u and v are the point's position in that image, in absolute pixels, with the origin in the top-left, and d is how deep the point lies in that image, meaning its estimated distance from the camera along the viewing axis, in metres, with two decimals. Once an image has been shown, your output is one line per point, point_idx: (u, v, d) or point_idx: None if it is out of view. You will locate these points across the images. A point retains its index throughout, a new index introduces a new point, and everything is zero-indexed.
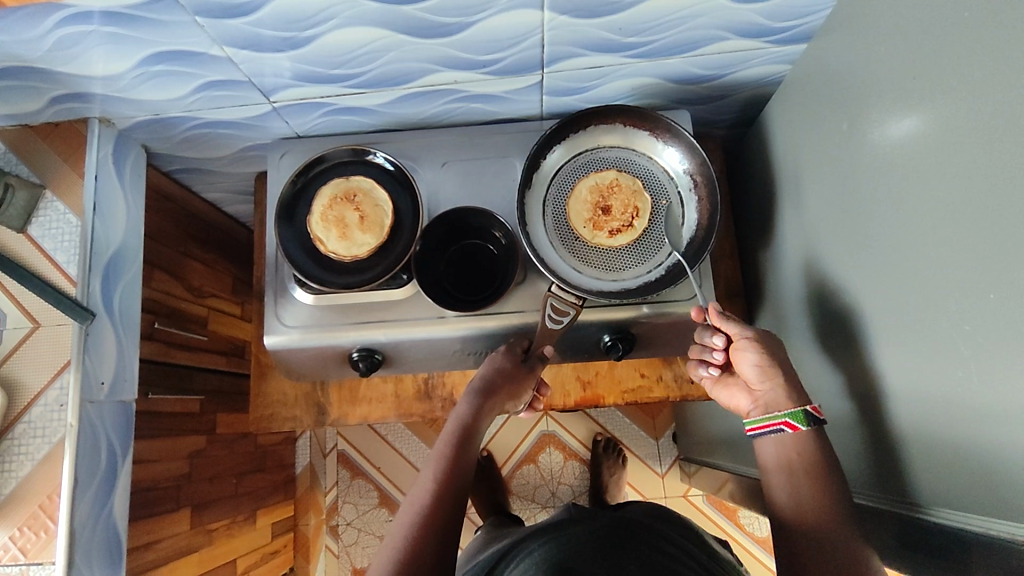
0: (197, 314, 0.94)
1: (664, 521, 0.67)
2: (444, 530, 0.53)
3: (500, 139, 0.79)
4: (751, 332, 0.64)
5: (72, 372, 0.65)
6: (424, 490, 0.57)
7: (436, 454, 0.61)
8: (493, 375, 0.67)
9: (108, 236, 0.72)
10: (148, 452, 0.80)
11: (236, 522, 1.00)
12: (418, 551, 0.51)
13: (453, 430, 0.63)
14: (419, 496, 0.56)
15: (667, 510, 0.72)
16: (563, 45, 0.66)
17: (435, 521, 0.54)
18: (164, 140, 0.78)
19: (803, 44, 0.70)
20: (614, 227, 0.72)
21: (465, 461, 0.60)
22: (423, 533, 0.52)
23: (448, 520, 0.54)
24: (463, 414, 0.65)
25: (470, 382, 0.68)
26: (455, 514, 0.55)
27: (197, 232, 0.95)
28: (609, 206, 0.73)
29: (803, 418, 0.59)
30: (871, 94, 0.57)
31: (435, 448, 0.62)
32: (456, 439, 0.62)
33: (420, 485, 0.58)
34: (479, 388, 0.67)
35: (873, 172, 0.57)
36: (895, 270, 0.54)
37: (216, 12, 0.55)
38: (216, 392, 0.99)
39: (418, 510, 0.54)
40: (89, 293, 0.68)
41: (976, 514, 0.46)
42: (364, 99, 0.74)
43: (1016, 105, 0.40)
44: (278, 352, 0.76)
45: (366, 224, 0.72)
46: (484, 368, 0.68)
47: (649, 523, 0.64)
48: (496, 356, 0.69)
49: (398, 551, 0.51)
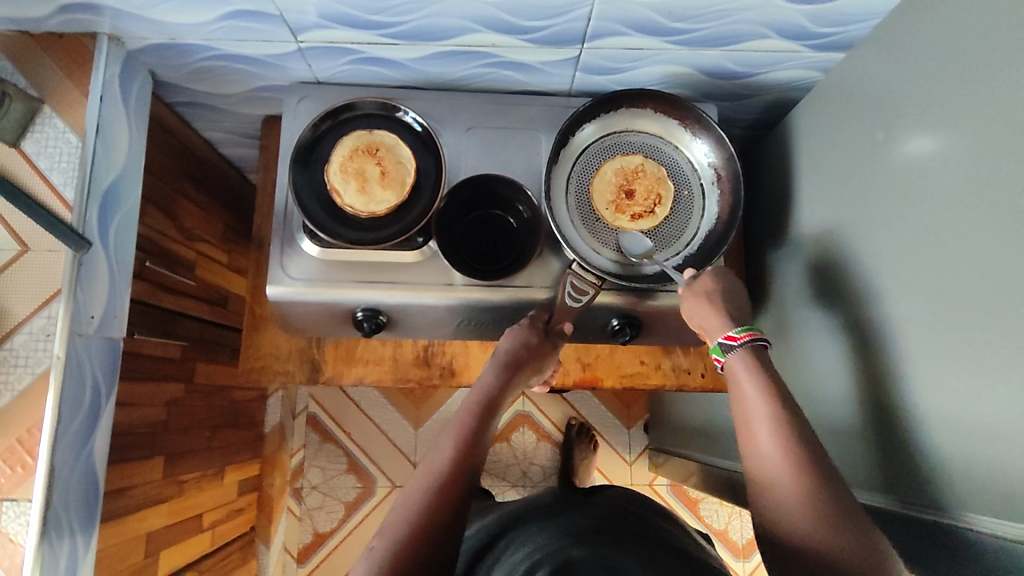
0: (186, 257, 0.90)
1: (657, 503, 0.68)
2: (458, 503, 0.51)
3: (527, 110, 0.78)
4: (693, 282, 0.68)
5: (62, 302, 0.61)
6: (440, 457, 0.54)
7: (456, 421, 0.58)
8: (518, 350, 0.65)
9: (109, 162, 0.67)
10: (129, 394, 0.76)
11: (206, 476, 0.97)
12: (432, 522, 0.49)
13: (476, 401, 0.60)
14: (434, 462, 0.54)
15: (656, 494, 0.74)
16: (609, 22, 0.65)
17: (451, 491, 0.52)
18: (174, 68, 0.73)
19: (839, 52, 0.70)
20: (635, 211, 0.72)
21: (485, 433, 0.58)
22: (438, 502, 0.51)
23: (465, 490, 0.52)
24: (487, 385, 0.62)
25: (494, 352, 0.65)
26: (473, 486, 0.53)
27: (193, 172, 0.90)
28: (633, 191, 0.73)
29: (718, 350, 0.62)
30: (908, 104, 0.58)
31: (455, 414, 0.59)
32: (478, 410, 0.60)
33: (436, 451, 0.55)
34: (504, 361, 0.64)
35: (903, 182, 0.58)
36: (915, 281, 0.56)
37: None
38: (198, 341, 0.95)
39: (433, 476, 0.52)
40: (86, 221, 0.64)
41: (983, 518, 0.48)
42: (395, 52, 0.71)
43: None
44: (279, 304, 0.73)
45: (387, 181, 0.70)
46: (508, 340, 0.66)
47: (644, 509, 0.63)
48: (520, 330, 0.67)
49: (410, 518, 0.50)
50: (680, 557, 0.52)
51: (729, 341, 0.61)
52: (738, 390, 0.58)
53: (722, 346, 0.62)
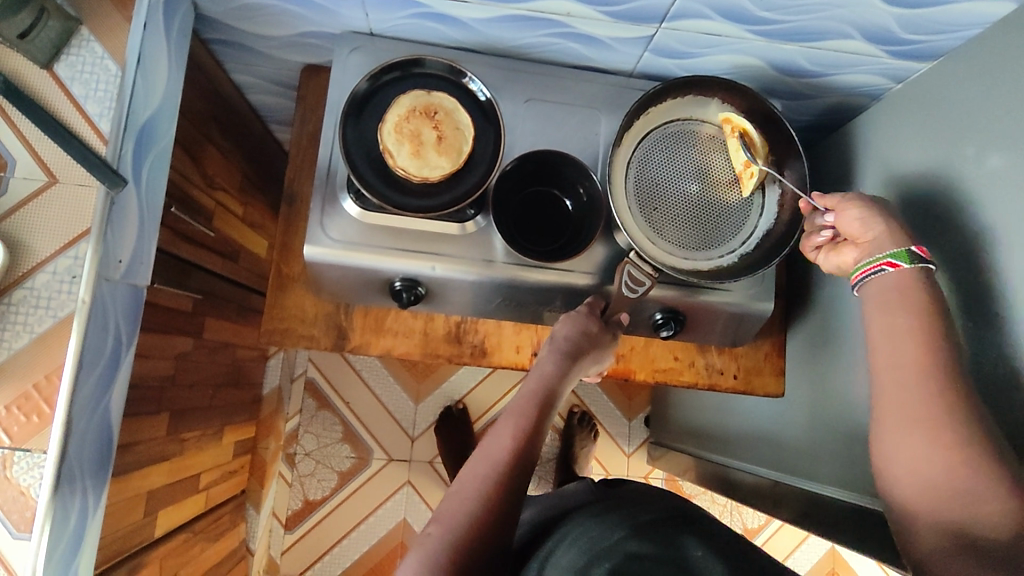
0: (206, 206, 0.85)
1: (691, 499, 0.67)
2: (511, 507, 0.49)
3: (588, 88, 0.75)
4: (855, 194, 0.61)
5: (90, 243, 0.57)
6: (495, 450, 0.51)
7: (510, 415, 0.54)
8: (578, 339, 0.60)
9: (147, 96, 0.62)
10: (143, 346, 0.71)
11: (206, 436, 0.93)
12: (483, 521, 0.47)
13: (534, 391, 0.57)
14: (488, 454, 0.51)
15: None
16: (696, 3, 0.62)
17: (505, 489, 0.49)
18: (220, 2, 0.68)
19: (920, 61, 0.68)
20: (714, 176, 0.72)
21: (542, 427, 0.54)
22: (491, 504, 0.48)
23: (518, 488, 0.50)
24: (546, 373, 0.58)
25: (553, 338, 0.61)
26: (526, 483, 0.51)
27: (220, 116, 0.85)
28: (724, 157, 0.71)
29: (907, 256, 0.55)
30: (1016, 120, 0.56)
31: (510, 403, 0.56)
32: (535, 401, 0.56)
33: (490, 442, 0.52)
34: (563, 350, 0.60)
35: (1003, 202, 0.57)
36: (1012, 304, 0.54)
37: None
38: (209, 295, 0.90)
39: (488, 477, 0.49)
40: (121, 156, 0.59)
41: None
42: (463, 10, 0.67)
43: None
44: (314, 266, 0.69)
45: (443, 146, 0.66)
46: (567, 326, 0.62)
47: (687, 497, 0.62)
48: (579, 317, 0.62)
49: (460, 515, 0.47)
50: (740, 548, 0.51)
51: (921, 253, 0.55)
52: (878, 324, 0.54)
53: (912, 252, 0.55)
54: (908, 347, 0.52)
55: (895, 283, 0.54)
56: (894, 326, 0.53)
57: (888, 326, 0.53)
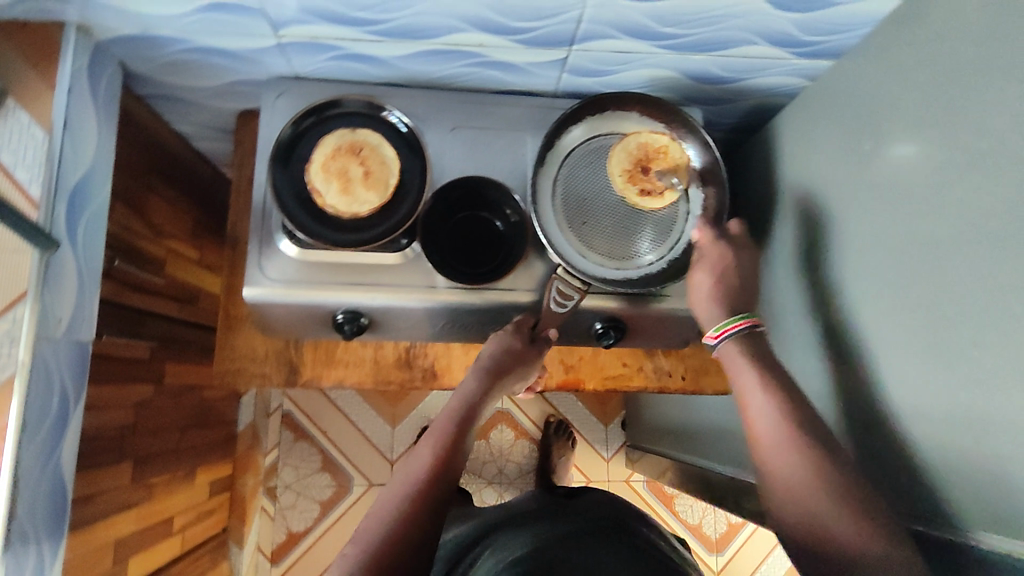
0: (154, 254, 0.87)
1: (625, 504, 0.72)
2: (429, 519, 0.51)
3: (512, 111, 0.77)
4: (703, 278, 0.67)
5: (27, 305, 0.58)
6: (421, 460, 0.55)
7: (435, 428, 0.58)
8: (501, 356, 0.65)
9: (76, 158, 0.65)
10: (96, 398, 0.73)
11: (175, 478, 0.94)
12: (412, 521, 0.50)
13: (457, 404, 0.61)
14: (414, 464, 0.55)
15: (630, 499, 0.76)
16: (598, 25, 0.65)
17: (430, 495, 0.52)
18: (145, 60, 0.70)
19: (823, 61, 0.71)
20: (646, 187, 0.72)
21: (464, 438, 0.58)
22: (409, 516, 0.50)
23: (443, 494, 0.53)
24: (468, 394, 0.62)
25: (476, 359, 0.65)
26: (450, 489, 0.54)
27: (162, 166, 0.87)
28: (649, 167, 0.72)
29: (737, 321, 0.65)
30: (889, 109, 0.59)
31: (437, 416, 0.60)
32: (460, 414, 0.60)
33: (415, 454, 0.56)
34: (487, 367, 0.64)
35: (886, 186, 0.58)
36: (892, 286, 0.57)
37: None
38: (166, 340, 0.92)
39: (405, 491, 0.52)
40: (53, 219, 0.62)
41: (966, 527, 0.48)
42: (379, 49, 0.69)
43: None
44: (257, 305, 0.71)
45: (370, 182, 0.68)
46: (491, 346, 0.66)
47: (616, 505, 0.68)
48: (505, 336, 0.66)
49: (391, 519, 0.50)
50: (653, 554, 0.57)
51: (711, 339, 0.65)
52: (739, 391, 0.59)
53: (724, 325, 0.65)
54: (767, 405, 0.56)
55: (734, 344, 0.61)
56: (747, 387, 0.58)
57: (743, 386, 0.58)
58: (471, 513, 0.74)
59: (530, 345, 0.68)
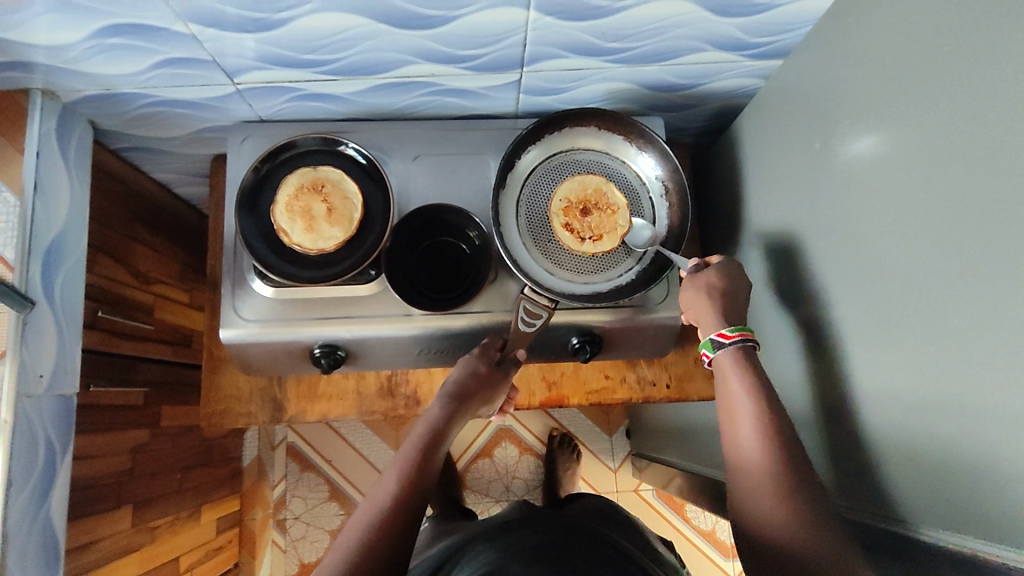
0: (143, 301, 0.89)
1: (607, 520, 0.73)
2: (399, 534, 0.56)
3: (474, 135, 0.78)
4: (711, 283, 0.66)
5: (7, 365, 0.61)
6: (385, 490, 0.59)
7: (400, 458, 0.63)
8: (466, 380, 0.68)
9: (49, 218, 0.67)
10: (90, 447, 0.74)
11: (179, 519, 0.96)
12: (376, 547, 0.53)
13: (422, 434, 0.65)
14: (380, 494, 0.59)
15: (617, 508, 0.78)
16: (544, 46, 0.65)
17: (393, 521, 0.56)
18: (113, 117, 0.73)
19: (777, 60, 0.71)
20: (571, 221, 0.72)
21: (428, 465, 0.62)
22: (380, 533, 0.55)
23: (407, 520, 0.57)
24: (434, 418, 0.67)
25: (443, 385, 0.69)
26: (415, 515, 0.58)
27: (144, 215, 0.90)
28: (587, 214, 0.72)
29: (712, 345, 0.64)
30: (841, 107, 0.58)
31: (401, 447, 0.64)
32: (423, 443, 0.64)
33: (381, 484, 0.60)
34: (452, 392, 0.68)
35: (846, 185, 0.58)
36: (859, 284, 0.56)
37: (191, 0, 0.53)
38: (161, 384, 0.94)
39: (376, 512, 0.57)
40: (28, 279, 0.64)
41: (935, 530, 0.47)
42: (335, 87, 0.71)
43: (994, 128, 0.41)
44: (234, 346, 0.72)
45: (334, 217, 0.69)
46: (456, 371, 0.70)
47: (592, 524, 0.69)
48: (469, 359, 0.70)
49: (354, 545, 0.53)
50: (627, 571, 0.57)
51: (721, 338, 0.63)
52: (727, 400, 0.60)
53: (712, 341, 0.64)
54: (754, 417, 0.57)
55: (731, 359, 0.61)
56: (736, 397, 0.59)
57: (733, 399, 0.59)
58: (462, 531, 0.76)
59: (496, 367, 0.71)
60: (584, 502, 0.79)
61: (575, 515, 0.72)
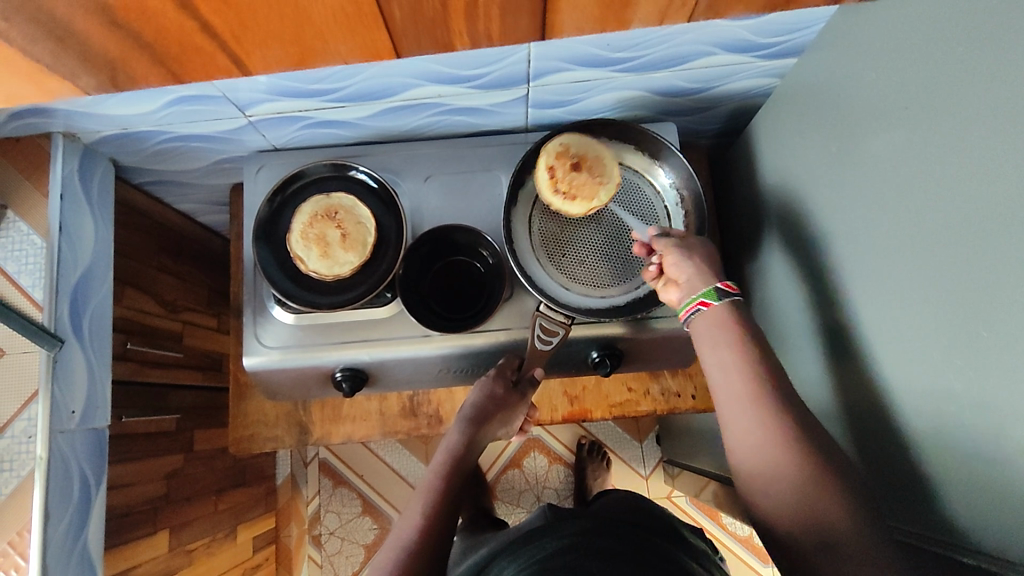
0: (172, 330, 0.91)
1: (642, 514, 0.72)
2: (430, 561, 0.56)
3: (485, 151, 0.77)
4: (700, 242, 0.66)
5: (39, 403, 0.64)
6: (414, 518, 0.60)
7: (425, 486, 0.63)
8: (483, 403, 0.69)
9: (75, 256, 0.69)
10: (123, 475, 0.76)
11: (216, 540, 0.97)
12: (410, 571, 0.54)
13: (445, 460, 0.66)
14: (409, 523, 0.59)
15: (650, 504, 0.76)
16: (549, 61, 0.64)
17: (426, 549, 0.56)
18: (133, 153, 0.75)
19: (791, 58, 0.69)
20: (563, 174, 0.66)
21: (453, 490, 0.63)
22: (410, 561, 0.55)
23: (438, 546, 0.57)
24: (452, 444, 0.68)
25: (461, 409, 0.70)
26: (444, 541, 0.58)
27: (170, 245, 0.92)
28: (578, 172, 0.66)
29: (714, 294, 0.61)
30: (859, 107, 0.56)
31: (425, 475, 0.65)
32: (447, 469, 0.65)
33: (410, 513, 0.60)
34: (470, 416, 0.69)
35: (866, 187, 0.55)
36: (884, 292, 0.53)
37: None
38: (193, 410, 0.96)
39: (405, 541, 0.57)
40: (58, 318, 0.67)
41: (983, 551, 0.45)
42: (344, 114, 0.71)
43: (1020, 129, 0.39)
44: (257, 374, 0.73)
45: (348, 242, 0.69)
46: (474, 394, 0.70)
47: (629, 518, 0.69)
48: (486, 381, 0.70)
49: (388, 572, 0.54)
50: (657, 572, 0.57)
51: (726, 288, 0.62)
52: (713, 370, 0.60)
53: (717, 288, 0.62)
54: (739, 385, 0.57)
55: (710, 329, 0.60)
56: (719, 368, 0.59)
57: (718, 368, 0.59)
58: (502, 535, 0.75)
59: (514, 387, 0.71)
60: (612, 498, 0.78)
61: (614, 512, 0.71)
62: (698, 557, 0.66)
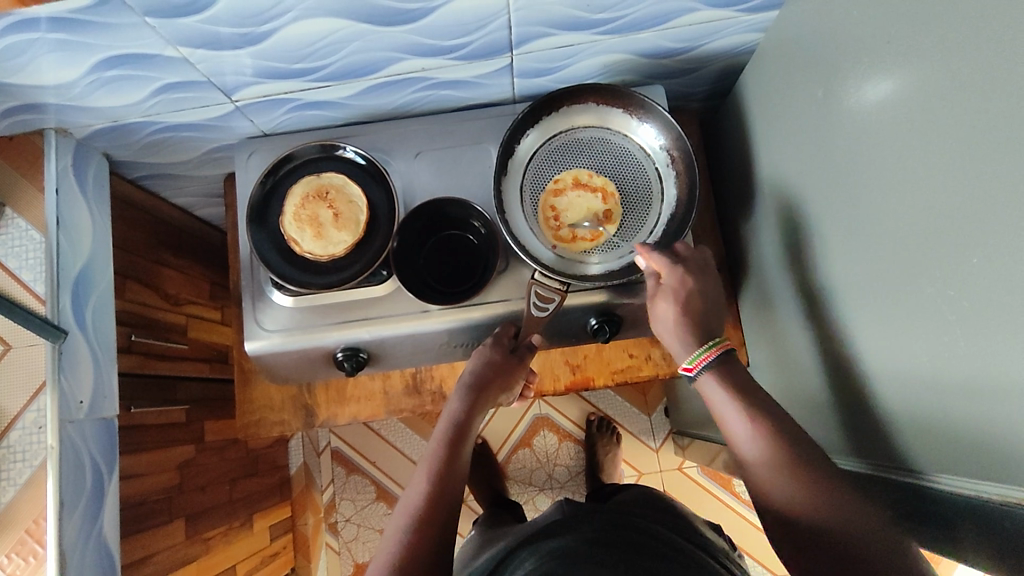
0: (176, 322, 0.92)
1: (654, 509, 0.71)
2: (437, 532, 0.56)
3: (472, 126, 0.77)
4: (681, 289, 0.65)
5: (47, 394, 0.65)
6: (419, 488, 0.60)
7: (426, 455, 0.64)
8: (482, 370, 0.69)
9: (74, 251, 0.71)
10: (136, 465, 0.77)
11: (233, 528, 0.98)
12: (419, 540, 0.55)
13: (445, 428, 0.66)
14: (414, 493, 0.60)
15: (664, 500, 0.75)
16: (530, 26, 0.64)
17: (432, 516, 0.57)
18: (125, 147, 0.75)
19: (774, 11, 0.68)
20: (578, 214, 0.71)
21: (457, 458, 0.63)
22: (416, 536, 0.55)
23: (445, 515, 0.58)
24: (454, 413, 0.68)
25: (461, 377, 0.71)
26: (452, 513, 0.59)
27: (170, 238, 0.92)
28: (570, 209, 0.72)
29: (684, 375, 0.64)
30: (843, 53, 0.55)
31: (427, 445, 0.65)
32: (449, 438, 0.65)
33: (415, 483, 0.61)
34: (470, 384, 0.70)
35: (855, 134, 0.55)
36: (874, 238, 0.53)
37: (194, 40, 0.58)
38: (202, 401, 0.96)
39: (412, 514, 0.57)
40: (60, 310, 0.68)
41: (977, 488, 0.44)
42: (329, 93, 0.71)
43: (1005, 52, 0.38)
44: (260, 358, 0.73)
45: (341, 222, 0.71)
46: (473, 362, 0.71)
47: (648, 515, 0.67)
48: (484, 350, 0.71)
49: (397, 543, 0.55)
50: (662, 557, 0.56)
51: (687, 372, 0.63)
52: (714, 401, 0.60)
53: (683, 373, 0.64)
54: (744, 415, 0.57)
55: (709, 370, 0.61)
56: (716, 393, 0.60)
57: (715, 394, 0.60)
58: (520, 529, 0.73)
59: (512, 354, 0.72)
60: (632, 493, 0.77)
61: (633, 508, 0.69)
62: (704, 544, 0.64)
